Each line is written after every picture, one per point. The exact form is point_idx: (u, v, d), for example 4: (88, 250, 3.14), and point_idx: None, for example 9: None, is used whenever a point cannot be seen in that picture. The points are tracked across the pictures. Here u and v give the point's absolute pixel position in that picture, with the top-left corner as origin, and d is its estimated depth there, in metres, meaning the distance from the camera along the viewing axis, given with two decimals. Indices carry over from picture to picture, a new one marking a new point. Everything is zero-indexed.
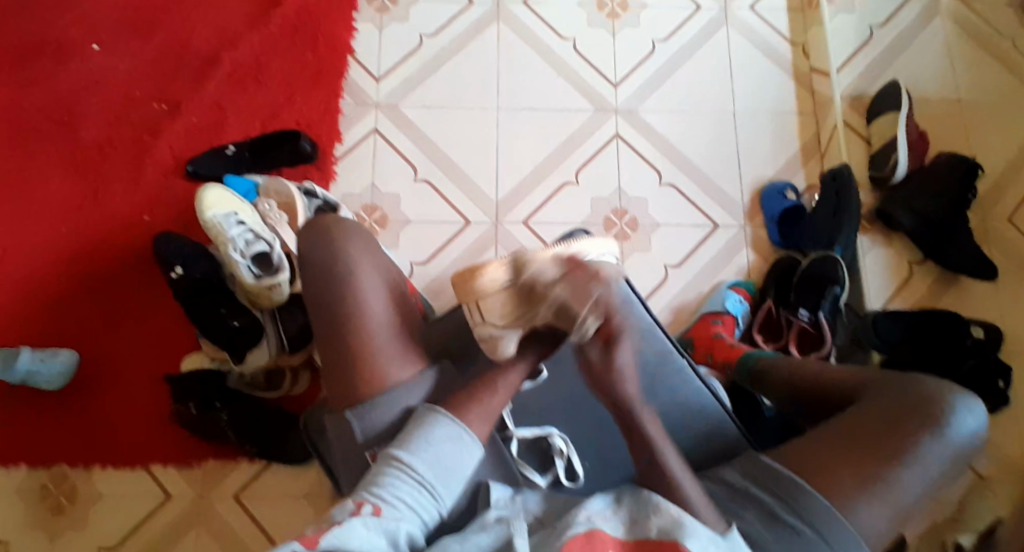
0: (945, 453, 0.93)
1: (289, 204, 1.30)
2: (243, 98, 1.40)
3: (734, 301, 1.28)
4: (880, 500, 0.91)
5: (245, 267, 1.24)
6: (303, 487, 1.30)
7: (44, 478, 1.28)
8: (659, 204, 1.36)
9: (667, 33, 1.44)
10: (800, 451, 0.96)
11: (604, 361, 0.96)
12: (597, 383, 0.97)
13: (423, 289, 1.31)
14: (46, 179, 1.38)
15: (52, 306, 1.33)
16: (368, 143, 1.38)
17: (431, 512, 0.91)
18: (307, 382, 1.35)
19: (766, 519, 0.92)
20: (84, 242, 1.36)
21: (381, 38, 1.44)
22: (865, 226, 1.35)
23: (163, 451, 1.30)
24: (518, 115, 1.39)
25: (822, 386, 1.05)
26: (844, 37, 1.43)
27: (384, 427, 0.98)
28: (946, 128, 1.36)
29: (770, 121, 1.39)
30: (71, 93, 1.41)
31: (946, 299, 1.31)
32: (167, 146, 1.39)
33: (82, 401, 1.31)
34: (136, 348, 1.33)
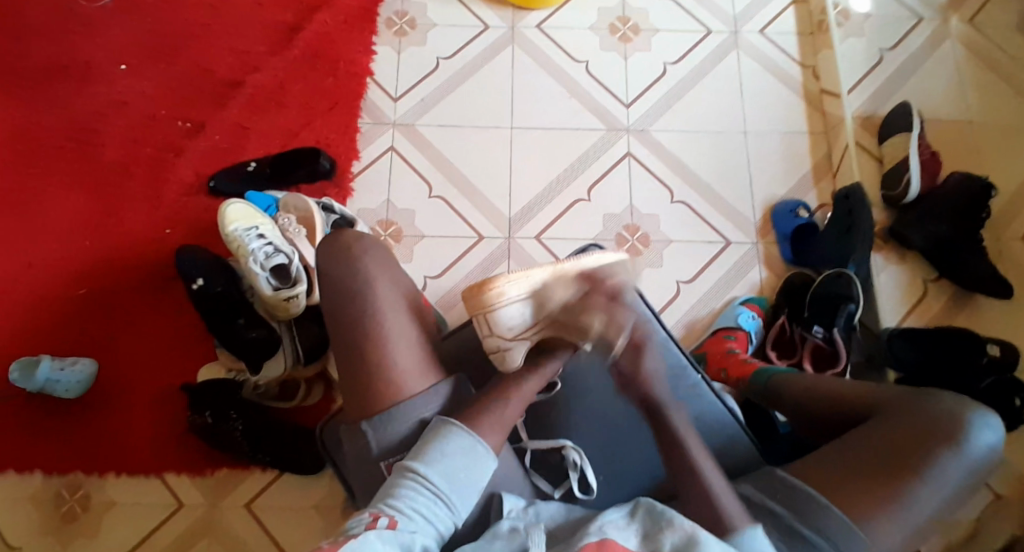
0: (962, 471, 0.92)
1: (308, 218, 1.33)
2: (265, 118, 1.45)
3: (746, 316, 1.28)
4: (896, 518, 0.90)
5: (265, 279, 1.27)
6: (315, 499, 1.31)
7: (58, 486, 1.30)
8: (671, 221, 1.37)
9: (678, 57, 1.47)
10: (816, 469, 0.95)
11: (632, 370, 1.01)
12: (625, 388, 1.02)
13: (436, 302, 1.33)
14: (74, 194, 1.42)
15: (73, 316, 1.36)
16: (385, 161, 1.42)
17: (447, 523, 0.91)
18: (321, 394, 1.36)
19: (783, 537, 0.92)
20: (107, 255, 1.39)
21: (400, 61, 1.49)
22: (880, 245, 1.35)
23: (176, 460, 1.31)
24: (531, 134, 1.42)
25: (838, 400, 1.04)
26: (854, 60, 1.45)
27: (398, 439, 1.00)
28: (958, 148, 1.37)
29: (781, 142, 1.42)
30: (101, 112, 1.47)
31: (961, 318, 1.30)
32: (191, 163, 1.43)
33: (98, 409, 1.33)
34: (152, 357, 1.35)
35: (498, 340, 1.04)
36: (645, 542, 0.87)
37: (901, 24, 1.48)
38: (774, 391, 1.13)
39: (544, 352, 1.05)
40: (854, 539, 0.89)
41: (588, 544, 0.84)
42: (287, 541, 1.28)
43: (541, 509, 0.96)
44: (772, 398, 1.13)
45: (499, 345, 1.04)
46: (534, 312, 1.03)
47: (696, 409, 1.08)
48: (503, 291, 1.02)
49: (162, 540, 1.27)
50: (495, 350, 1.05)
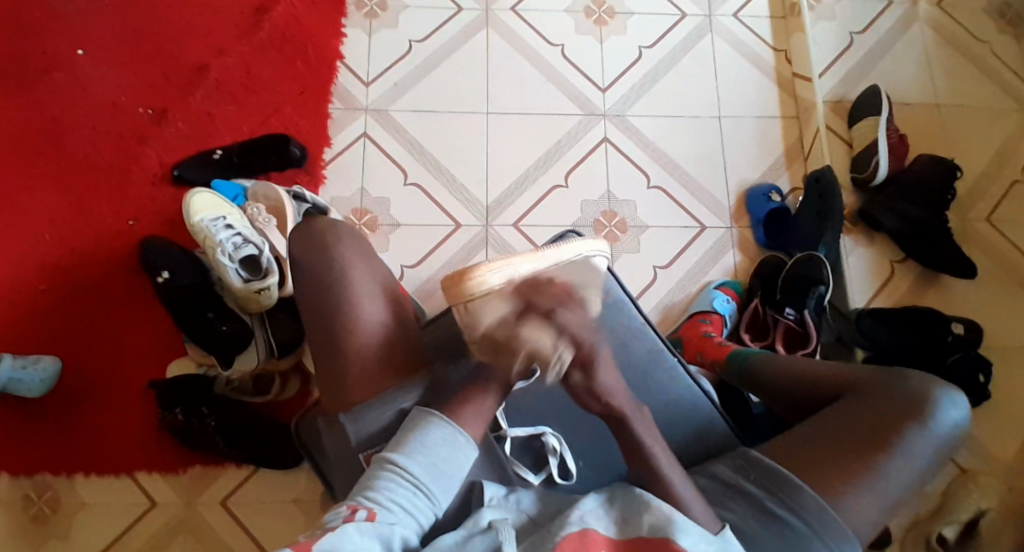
0: (929, 448, 0.94)
1: (278, 208, 1.29)
2: (230, 103, 1.40)
3: (722, 300, 1.30)
4: (866, 494, 0.92)
5: (234, 271, 1.23)
6: (294, 493, 1.28)
7: (24, 488, 1.25)
8: (647, 206, 1.37)
9: (653, 40, 1.47)
10: (788, 447, 0.97)
11: (587, 384, 0.97)
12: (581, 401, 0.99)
13: (414, 292, 1.31)
14: (28, 183, 1.35)
15: (33, 312, 1.30)
16: (357, 148, 1.38)
17: (428, 515, 0.90)
18: (297, 387, 1.33)
19: (757, 514, 0.94)
20: (66, 246, 1.33)
21: (370, 44, 1.45)
22: (849, 227, 1.38)
23: (148, 458, 1.27)
24: (507, 119, 1.40)
25: (812, 381, 1.06)
26: (826, 44, 1.46)
27: (378, 429, 1.00)
28: (925, 132, 1.40)
29: (754, 126, 1.43)
30: (54, 97, 1.39)
31: (928, 297, 1.33)
32: (153, 150, 1.37)
33: (64, 407, 1.28)
34: (120, 353, 1.31)
35: (480, 327, 1.05)
36: (623, 528, 0.88)
37: (871, 9, 1.49)
38: (750, 373, 1.15)
39: None
40: (827, 516, 0.91)
41: (568, 534, 0.85)
42: (266, 537, 1.26)
43: (523, 498, 0.96)
44: (748, 381, 1.15)
45: (480, 337, 1.05)
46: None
47: (675, 393, 1.10)
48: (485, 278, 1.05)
49: (136, 540, 1.24)
50: (477, 340, 1.05)
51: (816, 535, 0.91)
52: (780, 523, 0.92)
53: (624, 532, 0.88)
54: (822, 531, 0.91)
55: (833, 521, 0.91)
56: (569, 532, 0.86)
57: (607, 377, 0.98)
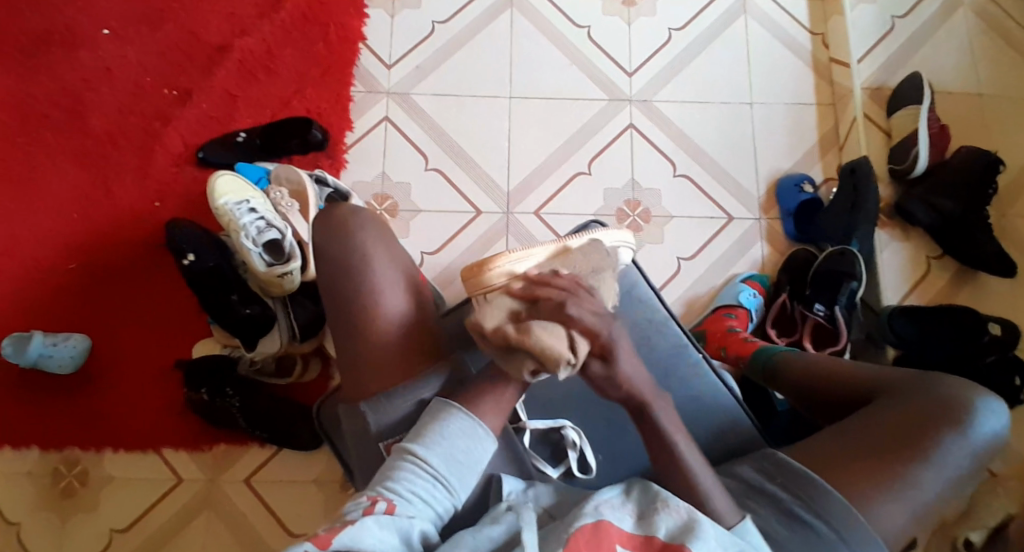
0: (965, 454, 0.91)
1: (300, 192, 1.28)
2: (253, 86, 1.39)
3: (748, 294, 1.27)
4: (896, 502, 0.89)
5: (258, 255, 1.23)
6: (315, 472, 1.31)
7: (56, 461, 1.29)
8: (673, 195, 1.34)
9: (683, 22, 1.42)
10: (816, 451, 0.95)
11: (604, 372, 0.86)
12: (601, 390, 0.89)
13: (433, 279, 1.30)
14: (56, 165, 1.37)
15: (62, 291, 1.33)
16: (379, 131, 1.38)
17: (445, 505, 0.89)
18: (318, 370, 1.35)
19: (783, 518, 0.91)
20: (93, 226, 1.35)
21: (393, 26, 1.43)
22: (883, 221, 1.33)
23: (173, 436, 1.30)
24: (531, 105, 1.37)
25: (848, 378, 1.03)
26: (864, 27, 1.40)
27: (400, 418, 0.97)
28: (968, 123, 1.33)
29: (787, 113, 1.38)
30: (82, 78, 1.41)
31: (963, 295, 1.28)
32: (177, 132, 1.38)
33: (91, 385, 1.31)
34: (145, 333, 1.33)
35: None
36: (640, 523, 0.85)
37: None
38: (774, 371, 1.12)
39: None
40: (855, 522, 0.89)
41: (582, 526, 0.83)
42: (287, 515, 1.29)
43: (541, 492, 0.95)
44: (772, 379, 1.12)
45: None
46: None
47: (696, 389, 1.07)
48: (505, 273, 0.98)
49: (161, 514, 1.28)
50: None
51: (845, 544, 0.89)
52: (806, 528, 0.90)
53: (639, 526, 0.85)
54: (850, 537, 0.88)
55: (862, 530, 0.89)
56: (583, 522, 0.83)
57: (625, 365, 0.87)
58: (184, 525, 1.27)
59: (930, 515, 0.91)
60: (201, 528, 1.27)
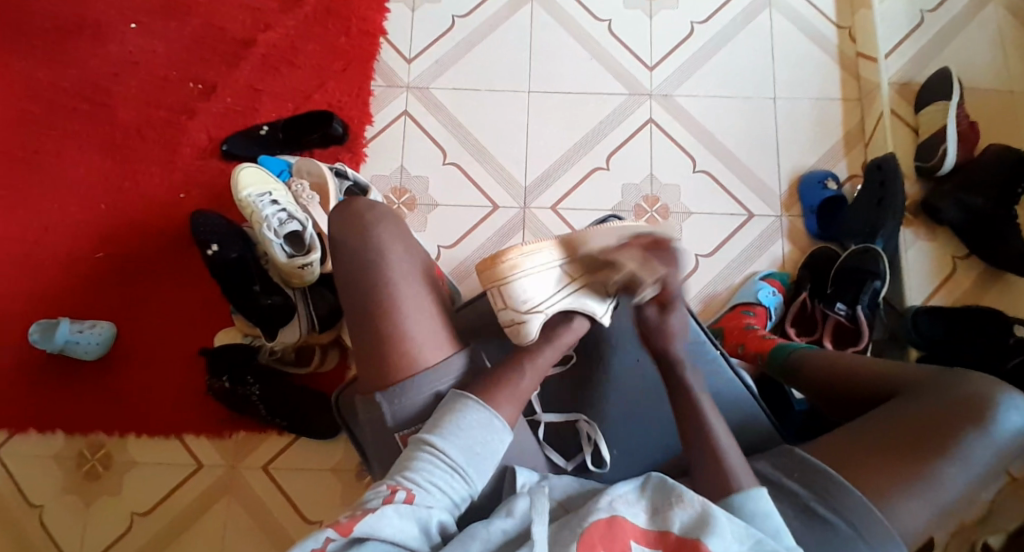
0: (987, 453, 0.89)
1: (321, 184, 1.30)
2: (276, 80, 1.41)
3: (767, 292, 1.26)
4: (917, 501, 0.88)
5: (279, 246, 1.25)
6: (333, 461, 1.32)
7: (82, 446, 1.33)
8: (692, 191, 1.33)
9: (705, 16, 1.40)
10: (835, 447, 0.93)
11: (658, 321, 1.00)
12: (648, 337, 1.02)
13: (450, 272, 1.31)
14: (85, 157, 1.40)
15: (89, 280, 1.37)
16: (399, 125, 1.38)
17: (463, 496, 0.89)
18: (336, 360, 1.36)
19: (801, 515, 0.90)
20: (120, 217, 1.38)
21: (413, 19, 1.43)
22: (909, 219, 1.30)
23: (195, 423, 1.33)
24: (550, 99, 1.37)
25: (873, 378, 1.01)
26: (892, 21, 1.37)
27: (416, 409, 0.97)
28: (999, 120, 1.29)
29: (812, 109, 1.35)
30: (110, 71, 1.43)
31: (991, 295, 1.26)
32: (202, 125, 1.40)
33: (116, 372, 1.34)
34: (169, 322, 1.36)
35: (512, 312, 1.01)
36: (654, 518, 0.85)
37: None
38: (793, 368, 1.11)
39: (560, 323, 1.01)
40: (874, 521, 0.87)
41: (596, 521, 0.83)
42: (304, 503, 1.31)
43: (555, 485, 0.95)
44: (791, 375, 1.11)
45: (513, 319, 1.01)
46: (551, 279, 1.01)
47: (711, 386, 1.07)
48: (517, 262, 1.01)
49: (182, 499, 1.31)
50: (510, 323, 1.02)
51: (864, 542, 0.87)
52: (827, 529, 0.88)
53: (653, 521, 0.85)
54: (870, 535, 0.87)
55: (882, 529, 0.87)
56: (596, 519, 0.83)
57: (679, 319, 1.00)
58: (204, 510, 1.30)
59: (952, 515, 0.90)
60: (221, 513, 1.30)
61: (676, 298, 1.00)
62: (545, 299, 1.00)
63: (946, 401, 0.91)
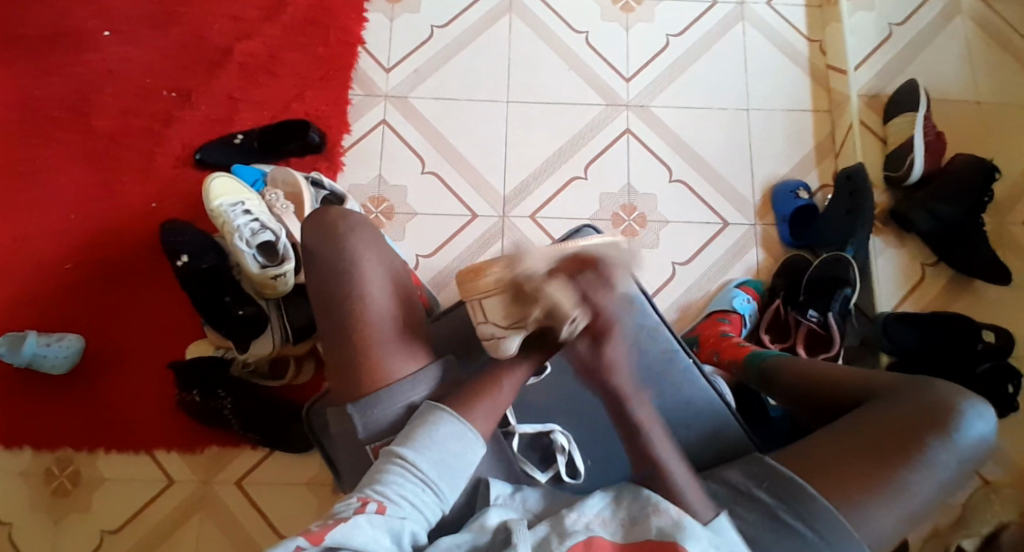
0: (950, 461, 0.91)
1: (296, 194, 1.28)
2: (251, 89, 1.39)
3: (742, 300, 1.27)
4: (881, 508, 0.89)
5: (252, 256, 1.23)
6: (307, 475, 1.30)
7: (49, 461, 1.29)
8: (669, 200, 1.35)
9: (681, 28, 1.42)
10: (803, 455, 0.95)
11: (593, 356, 0.89)
12: (586, 376, 0.91)
13: (428, 282, 1.31)
14: (54, 165, 1.37)
15: (56, 291, 1.33)
16: (377, 134, 1.38)
17: (435, 510, 0.88)
18: (312, 371, 1.34)
19: (768, 522, 0.92)
20: (90, 225, 1.35)
21: (392, 29, 1.43)
22: (878, 228, 1.33)
23: (166, 437, 1.30)
24: (529, 109, 1.38)
25: (842, 386, 1.02)
26: (862, 35, 1.40)
27: (388, 421, 0.95)
28: (964, 132, 1.33)
29: (784, 120, 1.38)
30: (81, 78, 1.41)
31: (959, 303, 1.28)
32: (175, 133, 1.38)
33: (85, 385, 1.31)
34: (140, 334, 1.33)
35: (490, 327, 0.96)
36: (630, 531, 0.86)
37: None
38: (767, 376, 1.12)
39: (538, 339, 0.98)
40: (842, 528, 0.89)
41: (575, 544, 0.83)
42: (278, 518, 1.28)
43: (530, 496, 0.95)
44: (765, 383, 1.12)
45: (492, 333, 0.97)
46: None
47: (688, 394, 1.08)
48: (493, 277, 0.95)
49: (153, 516, 1.27)
50: (489, 338, 0.98)
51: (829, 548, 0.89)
52: (793, 534, 0.90)
53: (631, 534, 0.85)
54: (836, 542, 0.89)
55: (846, 534, 0.89)
56: (576, 540, 0.83)
57: (615, 350, 0.89)
58: (176, 526, 1.27)
59: (917, 521, 0.91)
60: (193, 529, 1.27)
61: (609, 327, 0.88)
62: None
63: (910, 410, 0.92)
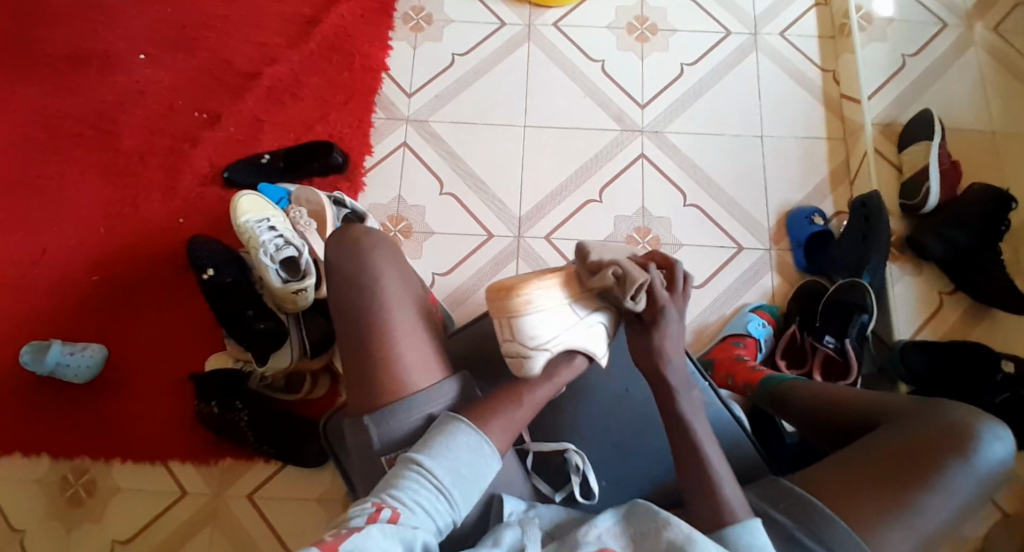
0: (970, 482, 0.89)
1: (319, 212, 1.32)
2: (278, 112, 1.45)
3: (757, 324, 1.27)
4: (899, 530, 0.87)
5: (274, 271, 1.26)
6: (319, 490, 1.30)
7: (66, 470, 1.31)
8: (684, 224, 1.36)
9: (695, 58, 1.46)
10: (819, 476, 0.93)
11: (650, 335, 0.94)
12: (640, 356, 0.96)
13: (444, 299, 1.33)
14: (89, 182, 1.43)
15: (82, 302, 1.37)
16: (397, 156, 1.42)
17: (446, 519, 0.88)
18: (327, 387, 1.35)
19: (788, 546, 0.89)
20: (119, 241, 1.40)
21: (415, 56, 1.48)
22: (895, 255, 1.32)
23: (181, 449, 1.31)
24: (546, 133, 1.41)
25: (858, 410, 1.00)
26: (875, 65, 1.42)
27: (404, 433, 0.95)
28: (980, 160, 1.33)
29: (799, 147, 1.40)
30: (119, 100, 1.47)
31: (976, 332, 1.27)
32: (204, 154, 1.43)
33: (105, 394, 1.33)
34: (160, 346, 1.36)
35: (518, 346, 0.95)
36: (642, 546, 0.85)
37: (925, 30, 1.44)
38: (780, 398, 1.10)
39: (560, 361, 0.99)
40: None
41: None
42: (288, 534, 1.28)
43: (543, 513, 0.94)
44: (777, 406, 1.11)
45: (518, 352, 0.96)
46: (560, 318, 0.96)
47: (702, 412, 1.07)
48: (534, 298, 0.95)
49: (165, 527, 1.28)
50: (513, 356, 0.97)
51: None
52: None
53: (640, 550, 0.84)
54: None
55: None
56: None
57: (669, 334, 0.94)
58: (188, 539, 1.27)
59: (936, 546, 0.89)
60: (204, 542, 1.27)
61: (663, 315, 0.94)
62: (553, 336, 0.95)
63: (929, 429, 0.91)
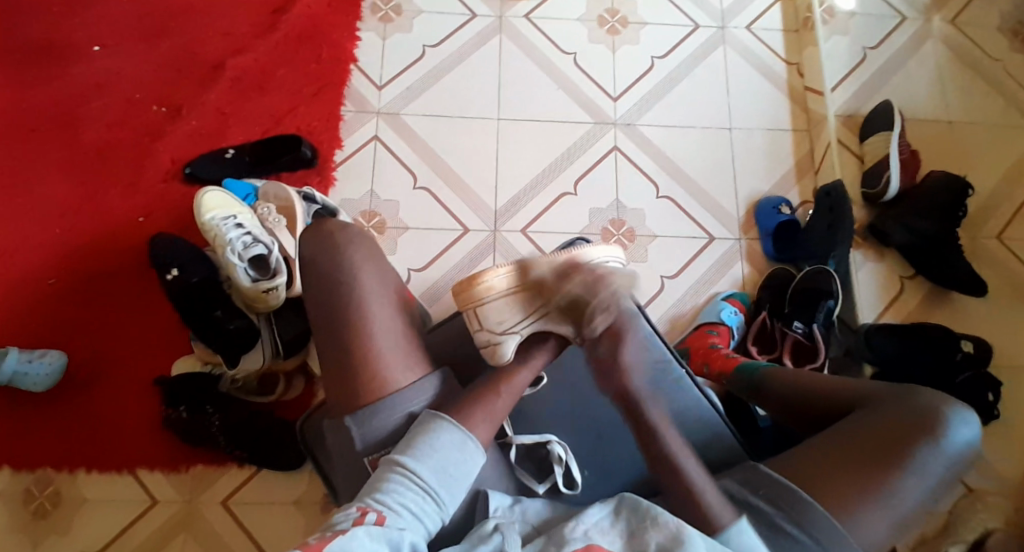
0: (940, 464, 0.92)
1: (287, 208, 1.28)
2: (243, 105, 1.41)
3: (729, 312, 1.29)
4: (874, 511, 0.90)
5: (243, 270, 1.22)
6: (295, 495, 1.27)
7: (27, 482, 1.25)
8: (656, 216, 1.38)
9: (665, 50, 1.47)
10: (794, 462, 0.96)
11: (611, 353, 0.94)
12: (600, 373, 0.96)
13: (421, 295, 1.31)
14: (40, 179, 1.36)
15: (38, 304, 1.31)
16: (368, 150, 1.39)
17: (435, 519, 0.87)
18: (301, 388, 1.32)
19: (766, 529, 0.92)
20: (75, 241, 1.34)
21: (384, 48, 1.46)
22: (858, 241, 1.37)
23: (149, 456, 1.27)
24: (520, 126, 1.41)
25: (825, 394, 1.04)
26: (837, 59, 1.46)
27: (386, 432, 0.93)
28: (936, 151, 1.39)
29: (765, 138, 1.43)
30: (70, 92, 1.41)
31: (936, 316, 1.32)
32: (164, 148, 1.38)
33: (66, 401, 1.28)
34: (125, 349, 1.31)
35: (489, 332, 1.01)
36: (630, 543, 0.84)
37: (885, 24, 1.49)
38: (755, 385, 1.13)
39: (535, 344, 1.00)
40: (836, 531, 0.89)
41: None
42: (263, 540, 1.25)
43: (529, 507, 0.94)
44: (754, 393, 1.13)
45: (489, 340, 1.01)
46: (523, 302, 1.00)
47: (680, 405, 1.07)
48: (491, 284, 1.01)
49: (135, 537, 1.23)
50: (486, 345, 1.02)
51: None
52: (791, 539, 0.90)
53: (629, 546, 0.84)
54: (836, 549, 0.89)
55: (843, 537, 0.89)
56: (572, 549, 0.82)
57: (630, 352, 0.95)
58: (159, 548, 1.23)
59: (910, 525, 0.92)
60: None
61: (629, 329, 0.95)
62: (517, 319, 1.00)
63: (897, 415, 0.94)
